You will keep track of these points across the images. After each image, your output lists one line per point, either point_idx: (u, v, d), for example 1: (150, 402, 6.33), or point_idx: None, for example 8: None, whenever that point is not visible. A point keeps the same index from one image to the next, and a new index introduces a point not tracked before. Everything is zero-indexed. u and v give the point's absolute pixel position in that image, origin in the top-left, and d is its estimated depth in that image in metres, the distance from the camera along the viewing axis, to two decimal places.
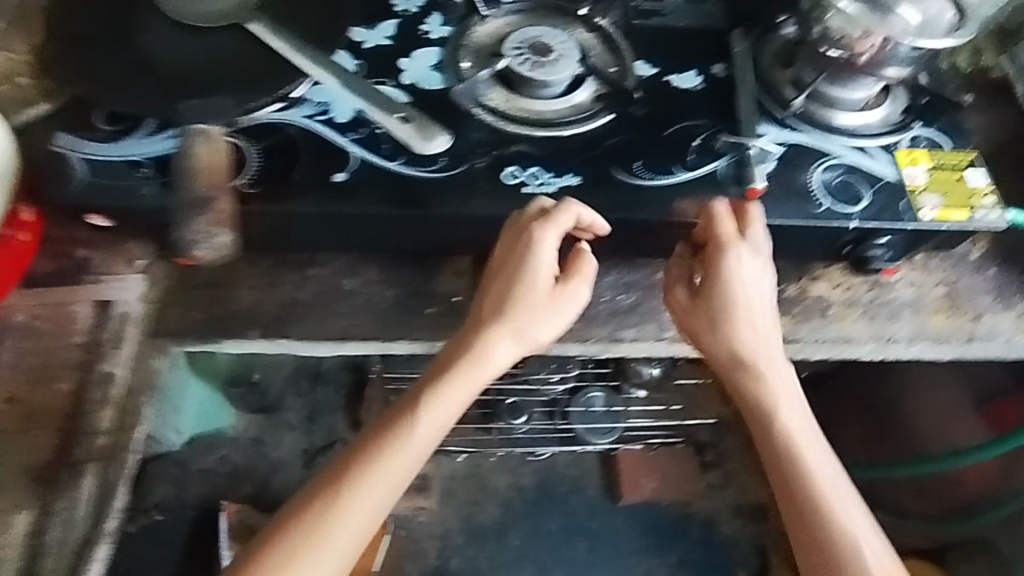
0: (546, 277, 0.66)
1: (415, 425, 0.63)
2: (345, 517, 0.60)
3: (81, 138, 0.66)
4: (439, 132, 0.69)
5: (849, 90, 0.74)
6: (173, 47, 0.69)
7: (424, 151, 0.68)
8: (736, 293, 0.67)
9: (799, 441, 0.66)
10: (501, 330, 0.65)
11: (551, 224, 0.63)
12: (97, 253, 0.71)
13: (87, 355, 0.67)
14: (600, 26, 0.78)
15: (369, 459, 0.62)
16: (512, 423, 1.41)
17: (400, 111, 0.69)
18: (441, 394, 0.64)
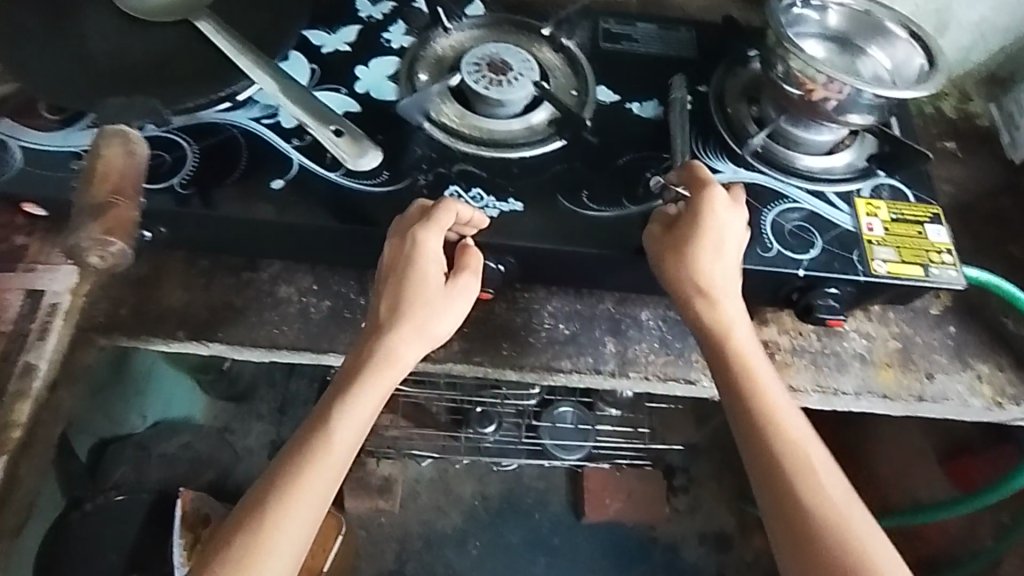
0: (438, 277, 0.62)
1: (330, 433, 0.57)
2: (284, 533, 0.55)
3: (22, 126, 0.66)
4: (370, 147, 0.67)
5: (812, 133, 0.72)
6: (118, 40, 0.68)
7: (356, 167, 0.67)
8: (713, 266, 0.62)
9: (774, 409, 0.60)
10: (398, 335, 0.60)
11: (434, 226, 0.60)
12: (34, 241, 0.70)
13: (10, 344, 0.65)
14: (565, 47, 0.77)
15: (295, 468, 0.56)
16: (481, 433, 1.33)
17: (333, 122, 0.66)
18: (356, 390, 0.59)
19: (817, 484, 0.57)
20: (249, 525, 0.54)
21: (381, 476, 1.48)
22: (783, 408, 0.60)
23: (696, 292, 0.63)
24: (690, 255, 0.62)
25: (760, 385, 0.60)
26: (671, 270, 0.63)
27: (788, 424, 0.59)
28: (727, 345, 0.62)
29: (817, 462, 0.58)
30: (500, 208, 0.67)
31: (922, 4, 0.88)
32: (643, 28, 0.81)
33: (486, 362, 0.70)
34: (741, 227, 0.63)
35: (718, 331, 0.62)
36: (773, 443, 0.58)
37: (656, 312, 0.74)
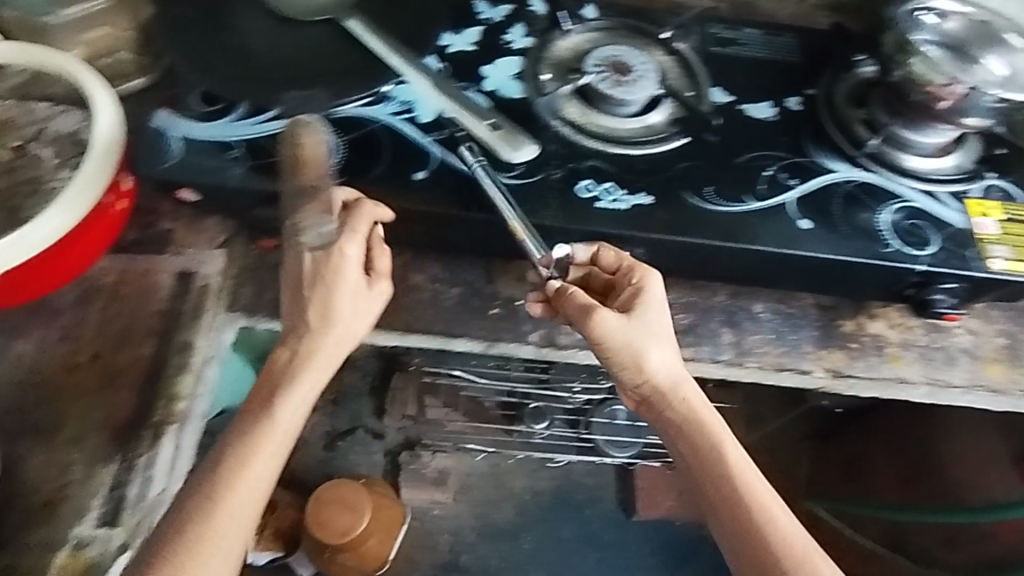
0: (356, 283, 0.62)
1: (273, 425, 0.58)
2: (223, 533, 0.54)
3: (178, 117, 0.69)
4: (527, 141, 0.71)
5: (925, 136, 0.74)
6: (270, 38, 0.73)
7: (509, 159, 0.70)
8: (651, 343, 0.65)
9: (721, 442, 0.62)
10: (326, 338, 0.61)
11: (350, 232, 0.61)
12: (182, 226, 0.73)
13: (167, 321, 0.68)
14: (678, 51, 0.81)
15: (233, 464, 0.56)
16: (532, 428, 1.40)
17: (490, 118, 0.72)
18: (294, 382, 0.59)
19: (791, 534, 0.59)
20: (185, 526, 0.53)
21: (435, 468, 1.47)
22: (741, 464, 0.62)
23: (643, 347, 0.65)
24: (624, 345, 0.64)
25: (716, 448, 0.62)
26: (612, 327, 0.64)
27: (748, 478, 0.61)
28: (679, 416, 0.64)
29: (777, 513, 0.60)
30: (630, 201, 0.70)
31: None
32: (750, 33, 0.85)
33: None
34: (655, 286, 0.67)
35: (670, 402, 0.65)
36: (739, 504, 0.60)
37: (767, 305, 0.77)
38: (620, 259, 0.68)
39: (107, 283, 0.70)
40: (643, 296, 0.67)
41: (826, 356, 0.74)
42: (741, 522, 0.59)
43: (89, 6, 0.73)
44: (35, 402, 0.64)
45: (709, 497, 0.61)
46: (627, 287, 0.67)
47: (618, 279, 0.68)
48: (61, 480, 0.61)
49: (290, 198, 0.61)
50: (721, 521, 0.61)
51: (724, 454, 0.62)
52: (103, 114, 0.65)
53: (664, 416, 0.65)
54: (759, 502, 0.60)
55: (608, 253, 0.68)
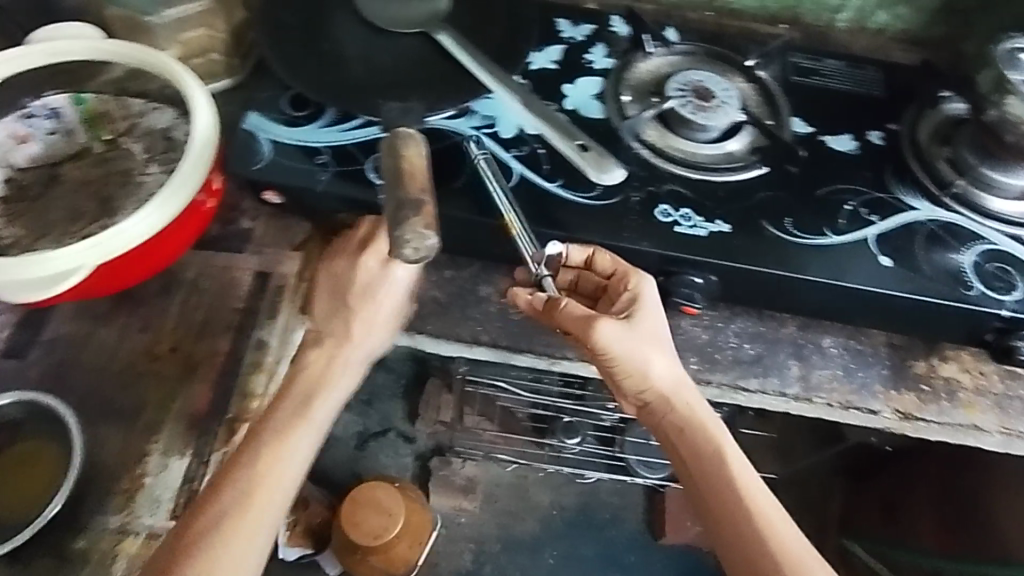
0: (392, 302, 0.64)
1: (309, 412, 0.61)
2: (249, 525, 0.56)
3: (269, 120, 0.71)
4: (615, 164, 0.69)
5: (1009, 177, 0.73)
6: (361, 44, 0.72)
7: (596, 179, 0.68)
8: (655, 350, 0.64)
9: (720, 450, 0.63)
10: (351, 346, 0.64)
11: (405, 259, 0.63)
12: (261, 225, 0.75)
13: (244, 319, 0.70)
14: (759, 79, 0.80)
15: (260, 443, 0.59)
16: (563, 442, 1.38)
17: (578, 138, 0.70)
18: (327, 381, 0.63)
19: (788, 540, 0.59)
20: (214, 519, 0.56)
21: (465, 477, 1.48)
22: (738, 467, 0.63)
23: (643, 357, 0.63)
24: (628, 355, 0.63)
25: (712, 452, 0.63)
26: (609, 335, 0.63)
27: (746, 482, 0.62)
28: (678, 422, 0.65)
29: (774, 519, 0.60)
30: (708, 228, 0.70)
31: None
32: (833, 64, 0.84)
33: None
34: (651, 292, 0.66)
35: (673, 409, 0.65)
36: (735, 509, 0.61)
37: (837, 339, 0.76)
38: (616, 265, 0.67)
39: (188, 276, 0.71)
40: (642, 301, 0.66)
41: (898, 397, 0.73)
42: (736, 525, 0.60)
43: (187, 8, 0.75)
44: (116, 391, 0.66)
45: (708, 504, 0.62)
46: (625, 291, 0.67)
47: (612, 283, 0.68)
48: (136, 468, 0.63)
49: (393, 210, 0.50)
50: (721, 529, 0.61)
51: (722, 458, 0.63)
52: (200, 115, 0.66)
53: (666, 422, 0.66)
54: (757, 509, 0.61)
55: (606, 257, 0.67)
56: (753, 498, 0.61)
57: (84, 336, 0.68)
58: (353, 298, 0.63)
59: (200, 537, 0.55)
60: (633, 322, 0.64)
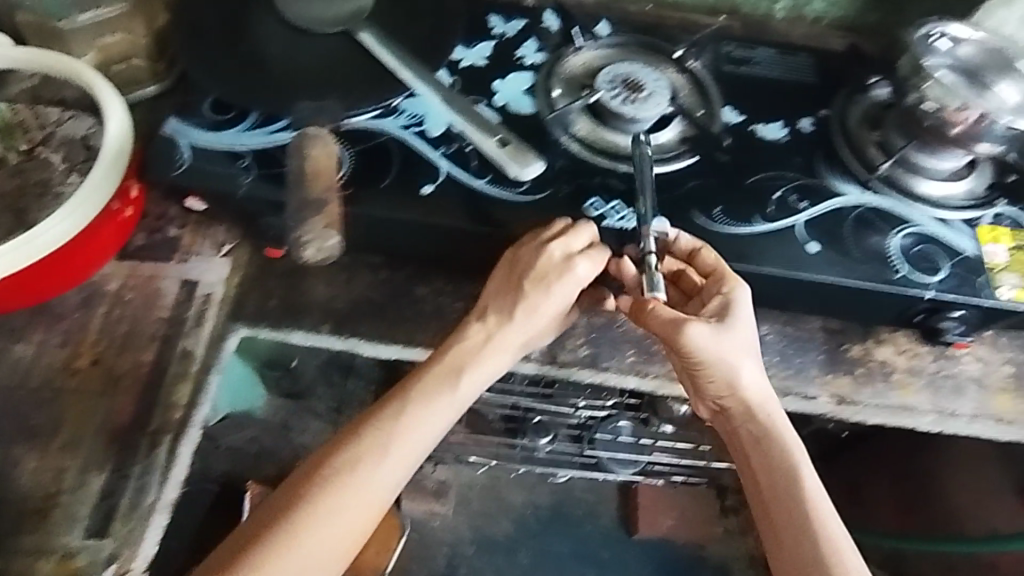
0: (562, 298, 0.66)
1: (412, 427, 0.62)
2: (342, 518, 0.58)
3: (189, 124, 0.69)
4: (535, 159, 0.70)
5: (937, 159, 0.74)
6: (281, 44, 0.72)
7: (517, 176, 0.69)
8: (742, 359, 0.64)
9: (797, 463, 0.64)
10: (501, 343, 0.66)
11: (589, 258, 0.65)
12: (187, 232, 0.73)
13: (169, 328, 0.68)
14: (690, 69, 0.81)
15: (362, 448, 0.60)
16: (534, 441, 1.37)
17: (499, 134, 0.71)
18: (438, 397, 0.64)
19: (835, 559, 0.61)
20: (315, 492, 0.58)
21: (437, 480, 1.49)
22: (807, 481, 0.63)
23: (732, 361, 0.64)
24: (714, 359, 0.63)
25: (786, 461, 0.64)
26: (698, 340, 0.62)
27: (811, 496, 0.63)
28: (754, 426, 0.66)
29: (826, 535, 0.61)
30: (637, 221, 0.69)
31: None
32: (763, 52, 0.84)
33: (612, 368, 0.73)
34: (746, 301, 0.65)
35: (756, 416, 0.66)
36: (797, 519, 0.62)
37: (773, 327, 0.76)
38: (717, 265, 0.66)
39: (111, 287, 0.70)
40: (733, 308, 0.65)
41: (833, 381, 0.74)
42: (794, 534, 0.62)
43: (101, 12, 0.74)
44: (34, 408, 0.64)
45: (767, 505, 0.63)
46: (718, 294, 0.66)
47: (707, 284, 0.67)
48: (55, 487, 0.61)
49: (296, 207, 0.66)
50: (771, 527, 0.63)
51: (793, 469, 0.63)
52: (112, 120, 0.65)
53: (743, 426, 0.66)
54: (820, 526, 0.62)
55: (708, 254, 0.67)
56: (819, 514, 0.62)
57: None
58: (509, 290, 0.67)
59: (287, 520, 0.57)
60: (724, 326, 0.64)
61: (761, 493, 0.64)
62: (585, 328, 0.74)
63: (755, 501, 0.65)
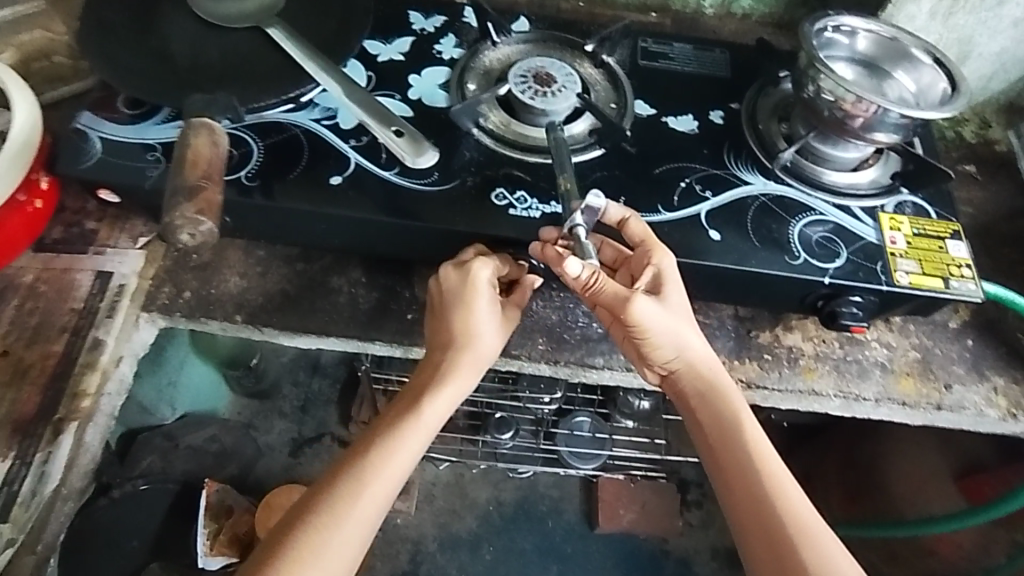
0: (489, 305, 0.67)
1: (389, 461, 0.62)
2: (350, 520, 0.59)
3: (102, 119, 0.71)
4: (429, 147, 0.71)
5: (839, 150, 0.76)
6: (192, 39, 0.73)
7: (414, 165, 0.71)
8: (683, 330, 0.65)
9: (754, 443, 0.64)
10: (462, 357, 0.66)
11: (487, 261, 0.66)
12: (104, 226, 0.75)
13: (81, 320, 0.69)
14: (605, 64, 0.82)
15: (341, 488, 0.60)
16: (498, 439, 1.34)
17: (395, 124, 0.71)
18: (408, 429, 0.63)
19: (808, 518, 0.61)
20: (314, 514, 0.58)
21: None
22: (754, 439, 0.64)
23: (678, 339, 0.65)
24: (657, 331, 0.64)
25: (735, 423, 0.65)
26: (642, 311, 0.62)
27: (765, 454, 0.64)
28: (700, 393, 0.66)
29: (788, 490, 0.62)
30: (542, 210, 0.70)
31: (945, 34, 0.88)
32: (680, 47, 0.87)
33: (523, 355, 0.74)
34: (675, 269, 0.66)
35: (702, 382, 0.66)
36: (768, 505, 0.61)
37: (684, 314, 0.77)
38: (645, 235, 0.66)
39: (25, 280, 0.71)
40: (667, 276, 0.65)
41: (741, 366, 0.75)
42: (763, 520, 0.60)
43: (16, 9, 0.80)
44: None
45: (730, 475, 0.63)
46: (648, 266, 0.65)
47: (637, 255, 0.67)
48: None
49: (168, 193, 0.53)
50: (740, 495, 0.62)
51: (751, 445, 0.64)
52: (18, 112, 0.67)
53: (692, 396, 0.67)
54: (793, 507, 0.61)
55: (635, 224, 0.67)
56: (787, 494, 0.62)
57: None
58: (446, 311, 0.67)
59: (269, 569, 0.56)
60: (662, 296, 0.64)
61: (726, 479, 0.64)
62: None
63: (726, 486, 0.64)
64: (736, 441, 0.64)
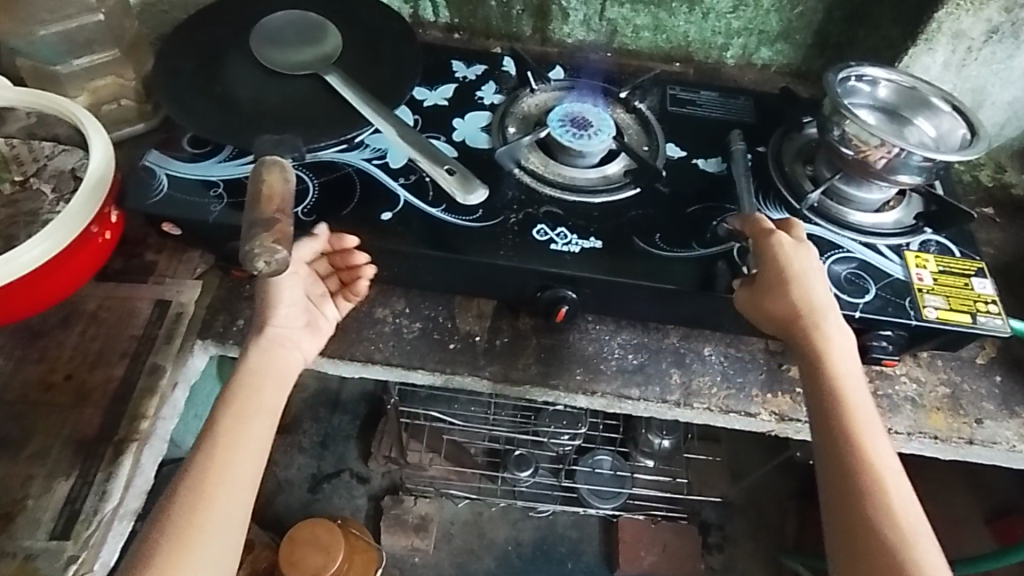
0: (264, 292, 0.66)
1: (231, 458, 0.57)
2: (213, 517, 0.55)
3: (168, 158, 0.76)
4: (479, 185, 0.75)
5: (864, 191, 0.79)
6: (254, 84, 0.78)
7: (463, 203, 0.75)
8: (802, 298, 0.63)
9: (858, 414, 0.59)
10: (262, 344, 0.65)
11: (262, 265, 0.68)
12: (164, 258, 0.79)
13: (140, 346, 0.73)
14: (637, 109, 0.87)
15: (186, 496, 0.55)
16: (517, 476, 1.36)
17: (447, 163, 0.76)
18: (243, 420, 0.60)
19: (896, 493, 0.56)
20: (166, 533, 0.53)
21: (418, 514, 1.44)
22: (862, 406, 0.60)
23: (796, 302, 0.63)
24: (766, 312, 0.65)
25: (845, 388, 0.61)
26: (765, 277, 0.65)
27: (868, 426, 0.59)
28: (812, 349, 0.63)
29: (892, 462, 0.57)
30: (581, 245, 0.73)
31: (959, 83, 0.93)
32: (706, 95, 0.92)
33: (561, 386, 0.76)
34: (795, 250, 0.65)
35: (809, 341, 0.63)
36: (863, 482, 0.56)
37: (717, 348, 0.80)
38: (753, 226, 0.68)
39: (88, 307, 0.75)
40: (786, 252, 0.65)
41: (773, 399, 0.77)
42: (852, 496, 0.56)
43: (94, 58, 0.82)
44: (6, 418, 0.68)
45: (821, 433, 0.59)
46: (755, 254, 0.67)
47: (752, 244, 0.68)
48: (21, 494, 0.64)
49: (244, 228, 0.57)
50: (826, 454, 0.58)
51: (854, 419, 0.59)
52: (94, 151, 0.72)
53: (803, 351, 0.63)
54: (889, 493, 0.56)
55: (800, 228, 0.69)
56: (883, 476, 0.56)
57: None
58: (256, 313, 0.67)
59: None
60: (775, 284, 0.64)
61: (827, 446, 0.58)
62: (536, 347, 0.78)
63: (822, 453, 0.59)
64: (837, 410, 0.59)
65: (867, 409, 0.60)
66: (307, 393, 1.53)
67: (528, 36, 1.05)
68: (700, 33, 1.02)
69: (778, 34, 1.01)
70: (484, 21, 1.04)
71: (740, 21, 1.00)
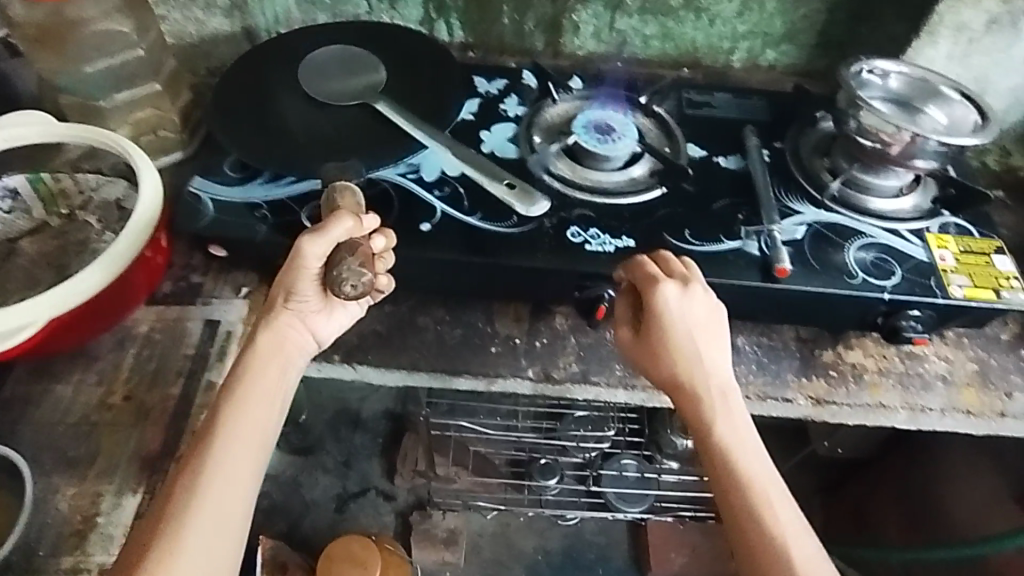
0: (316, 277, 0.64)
1: (212, 475, 0.58)
2: (200, 537, 0.56)
3: (213, 181, 0.79)
4: (541, 198, 0.79)
5: (880, 179, 0.83)
6: (292, 108, 0.82)
7: (529, 214, 0.78)
8: (688, 354, 0.67)
9: (743, 460, 0.64)
10: (257, 353, 0.65)
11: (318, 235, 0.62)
12: (208, 279, 0.80)
13: (194, 364, 0.75)
14: (656, 113, 0.90)
15: (173, 520, 0.56)
16: (544, 484, 1.35)
17: (505, 178, 0.80)
18: (230, 438, 0.60)
19: (790, 534, 0.61)
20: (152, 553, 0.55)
21: (447, 528, 1.44)
22: (751, 452, 0.65)
23: (680, 361, 0.67)
24: (655, 370, 0.68)
25: (731, 439, 0.65)
26: (651, 337, 0.68)
27: (755, 471, 0.64)
28: (699, 418, 0.66)
29: (782, 502, 0.63)
30: (615, 245, 0.76)
31: (962, 72, 0.96)
32: (721, 96, 0.95)
33: (602, 383, 0.78)
34: (677, 301, 0.67)
35: (697, 399, 0.67)
36: (756, 531, 0.61)
37: (750, 338, 0.82)
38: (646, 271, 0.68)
39: (142, 329, 0.77)
40: (670, 308, 0.66)
41: (809, 384, 0.79)
42: (749, 545, 0.61)
43: (135, 92, 0.85)
44: (70, 440, 0.70)
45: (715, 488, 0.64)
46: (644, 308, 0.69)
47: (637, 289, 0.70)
48: (92, 511, 0.67)
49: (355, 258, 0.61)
50: (728, 520, 0.63)
51: (743, 469, 0.64)
52: (144, 179, 0.74)
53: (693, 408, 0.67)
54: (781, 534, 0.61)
55: (675, 261, 0.70)
56: (774, 521, 0.62)
57: (38, 394, 0.73)
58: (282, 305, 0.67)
59: None
60: (660, 346, 0.67)
61: (723, 500, 0.64)
62: (575, 346, 0.81)
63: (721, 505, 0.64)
64: (725, 464, 0.64)
65: (755, 451, 0.65)
66: (329, 415, 1.53)
67: (540, 51, 1.08)
68: (707, 38, 1.06)
69: (782, 36, 1.05)
70: (498, 38, 1.07)
71: (746, 25, 1.04)
